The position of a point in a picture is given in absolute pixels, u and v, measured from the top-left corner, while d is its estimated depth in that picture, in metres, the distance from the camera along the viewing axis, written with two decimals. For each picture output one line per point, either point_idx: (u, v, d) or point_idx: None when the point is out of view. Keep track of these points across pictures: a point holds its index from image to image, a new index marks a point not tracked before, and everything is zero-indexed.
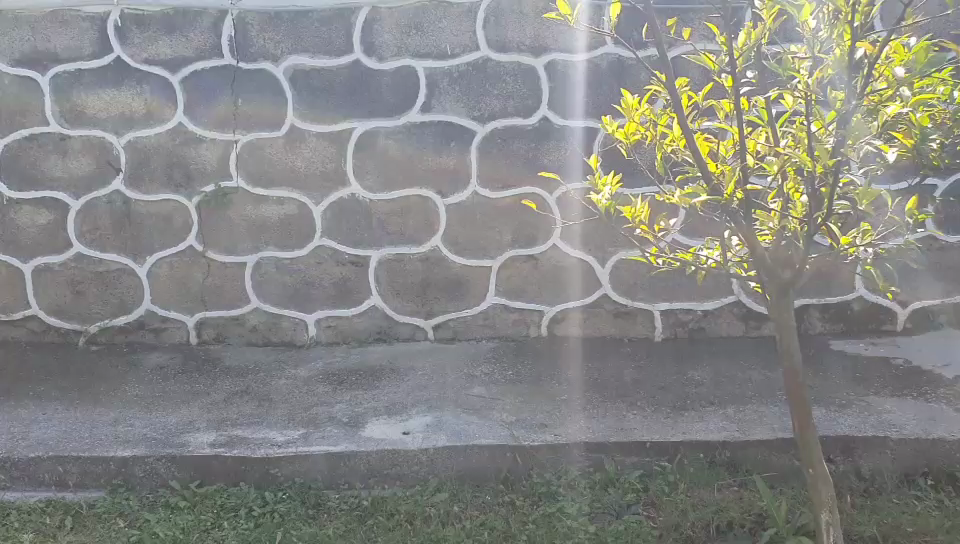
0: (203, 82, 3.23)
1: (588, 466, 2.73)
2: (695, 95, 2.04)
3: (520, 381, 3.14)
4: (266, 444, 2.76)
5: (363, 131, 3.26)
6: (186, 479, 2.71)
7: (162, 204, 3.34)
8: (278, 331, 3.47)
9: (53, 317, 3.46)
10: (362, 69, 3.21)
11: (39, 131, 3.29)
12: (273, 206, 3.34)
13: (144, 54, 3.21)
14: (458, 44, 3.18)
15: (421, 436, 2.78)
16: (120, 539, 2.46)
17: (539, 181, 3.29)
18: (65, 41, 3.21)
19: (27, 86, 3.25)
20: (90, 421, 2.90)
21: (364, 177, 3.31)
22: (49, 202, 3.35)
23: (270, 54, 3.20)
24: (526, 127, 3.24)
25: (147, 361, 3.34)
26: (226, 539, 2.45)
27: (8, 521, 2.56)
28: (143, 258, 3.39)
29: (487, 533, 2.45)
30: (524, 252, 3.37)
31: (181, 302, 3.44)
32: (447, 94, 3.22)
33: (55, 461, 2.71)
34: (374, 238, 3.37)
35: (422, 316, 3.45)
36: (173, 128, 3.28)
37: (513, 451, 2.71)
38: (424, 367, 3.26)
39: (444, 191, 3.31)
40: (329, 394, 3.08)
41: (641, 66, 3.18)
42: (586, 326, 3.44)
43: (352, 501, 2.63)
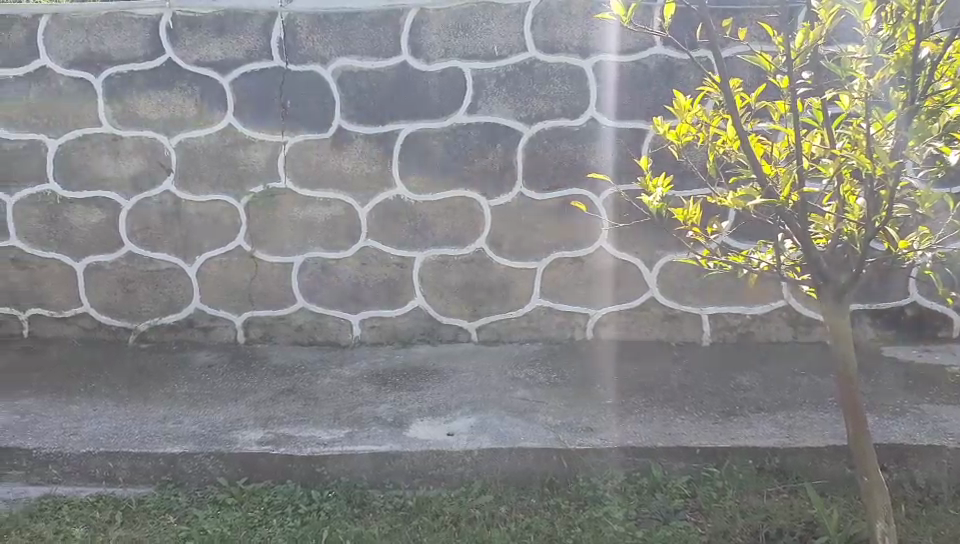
0: (253, 83, 3.27)
1: (634, 471, 2.70)
2: (748, 96, 2.01)
3: (566, 384, 3.12)
4: (312, 442, 2.78)
5: (410, 132, 3.27)
6: (234, 477, 2.74)
7: (211, 204, 3.38)
8: (323, 331, 3.48)
9: (105, 315, 3.51)
10: (410, 70, 3.22)
11: (92, 131, 3.35)
12: (320, 207, 3.36)
13: (195, 56, 3.26)
14: (505, 45, 3.18)
15: (466, 437, 2.78)
16: (169, 534, 2.49)
17: (585, 182, 3.27)
18: (119, 43, 3.27)
19: (81, 88, 3.31)
20: (140, 418, 2.95)
21: (409, 178, 3.32)
22: (101, 201, 3.41)
23: (318, 56, 3.24)
24: (573, 129, 3.23)
25: (195, 359, 3.38)
26: (272, 537, 2.47)
27: (60, 515, 2.61)
28: (193, 257, 3.44)
29: (532, 535, 2.44)
30: (569, 254, 3.35)
31: (228, 302, 3.47)
32: (493, 95, 3.22)
33: (106, 456, 2.76)
34: (419, 239, 3.37)
35: (466, 317, 3.43)
36: (223, 129, 3.31)
37: (558, 454, 2.69)
38: (469, 369, 3.26)
39: (489, 192, 3.31)
40: (374, 394, 3.09)
41: (690, 67, 3.16)
42: (631, 330, 3.41)
43: (397, 501, 2.64)
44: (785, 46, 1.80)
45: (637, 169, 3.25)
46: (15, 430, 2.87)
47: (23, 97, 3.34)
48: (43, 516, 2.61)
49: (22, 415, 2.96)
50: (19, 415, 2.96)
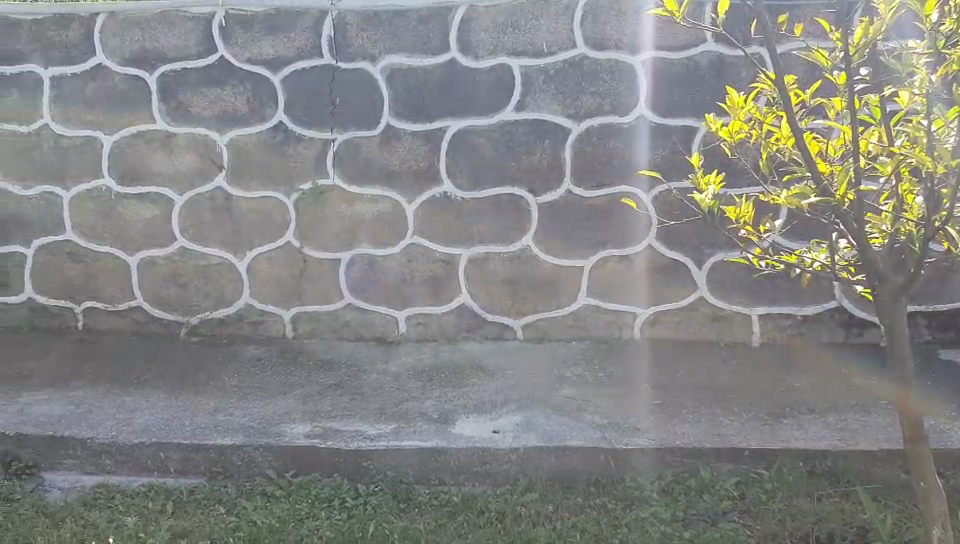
0: (303, 81, 3.30)
1: (681, 471, 2.68)
2: (803, 93, 1.98)
3: (613, 384, 3.10)
4: (359, 437, 2.80)
5: (458, 129, 3.28)
6: (282, 469, 2.77)
7: (262, 201, 3.43)
8: (370, 327, 3.50)
9: (157, 309, 3.57)
10: (458, 68, 3.23)
11: (146, 129, 3.41)
12: (368, 204, 3.39)
13: (247, 54, 3.30)
14: (555, 41, 3.17)
15: (512, 436, 2.77)
16: (219, 525, 2.53)
17: (634, 179, 3.25)
18: (172, 41, 3.32)
19: (136, 85, 3.38)
20: (191, 410, 2.99)
21: (457, 176, 3.32)
22: (155, 197, 3.47)
23: (368, 53, 3.26)
24: (622, 126, 3.21)
25: (244, 353, 3.43)
26: (320, 529, 2.49)
27: (113, 504, 2.66)
28: (243, 252, 3.48)
29: (579, 534, 2.43)
30: (617, 252, 3.33)
31: (277, 297, 3.51)
32: (542, 92, 3.21)
33: (158, 447, 2.81)
34: (466, 236, 3.37)
35: (513, 315, 3.43)
36: (274, 126, 3.35)
37: (605, 453, 2.69)
38: (515, 367, 3.25)
39: (537, 190, 3.30)
40: (420, 390, 3.10)
41: (742, 63, 3.12)
42: (680, 330, 3.38)
43: (442, 497, 2.64)
44: (843, 41, 1.76)
45: (686, 166, 3.22)
46: (70, 420, 2.93)
47: (80, 94, 3.41)
48: (97, 504, 2.67)
49: (77, 406, 3.02)
50: (74, 405, 3.03)
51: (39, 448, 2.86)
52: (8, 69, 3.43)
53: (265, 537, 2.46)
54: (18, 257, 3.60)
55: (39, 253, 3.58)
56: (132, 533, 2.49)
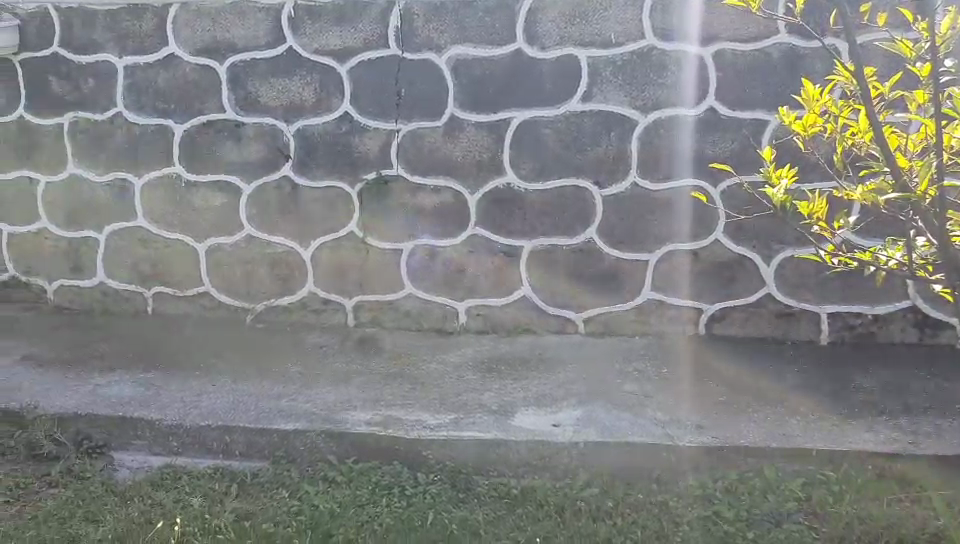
0: (370, 71, 3.32)
1: (745, 470, 2.64)
2: (882, 86, 1.92)
3: (676, 380, 3.06)
4: (418, 425, 2.82)
5: (523, 120, 3.26)
6: (343, 455, 2.80)
7: (327, 190, 3.46)
8: (431, 317, 3.52)
9: (224, 295, 3.64)
10: (524, 59, 3.21)
11: (216, 118, 3.47)
12: (431, 195, 3.40)
13: (315, 44, 3.33)
14: (623, 32, 3.14)
15: (572, 430, 2.76)
16: (282, 508, 2.57)
17: (701, 173, 3.21)
18: (243, 32, 3.37)
19: (207, 75, 3.44)
20: (256, 395, 3.04)
21: (521, 167, 3.31)
22: (223, 185, 3.53)
23: (434, 44, 3.26)
24: (690, 118, 3.17)
25: (307, 340, 3.47)
26: (380, 516, 2.51)
27: (180, 485, 2.71)
28: (307, 241, 3.52)
29: (640, 531, 2.41)
30: (683, 246, 3.28)
31: (340, 285, 3.55)
32: (609, 83, 3.18)
33: (224, 430, 2.86)
34: (529, 228, 3.36)
35: (574, 308, 3.41)
36: (340, 116, 3.38)
37: (667, 450, 2.66)
38: (576, 360, 3.23)
39: (602, 182, 3.27)
40: (480, 381, 3.10)
41: (816, 55, 3.05)
42: (745, 327, 3.32)
43: (501, 489, 2.64)
44: (929, 31, 1.71)
45: (755, 160, 3.16)
46: (139, 402, 3.00)
47: (153, 83, 3.48)
48: (163, 484, 2.72)
49: (146, 388, 3.10)
50: (143, 387, 3.10)
51: (109, 428, 2.94)
52: (85, 58, 3.52)
53: (325, 523, 2.49)
54: (92, 242, 3.70)
55: (111, 238, 3.68)
56: (198, 514, 2.55)
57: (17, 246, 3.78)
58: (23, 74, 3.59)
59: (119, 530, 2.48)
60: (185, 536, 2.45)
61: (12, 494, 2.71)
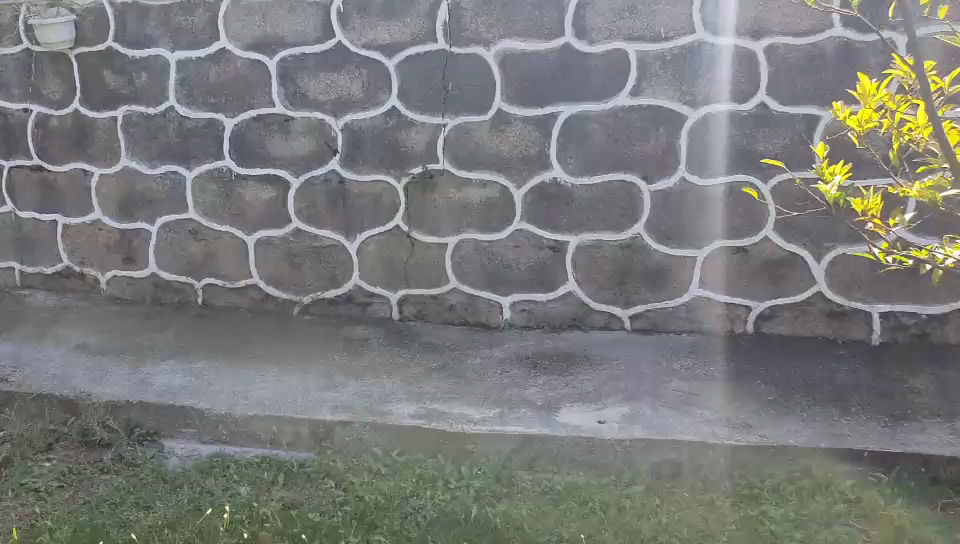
0: (418, 66, 3.33)
1: (793, 470, 2.61)
2: (942, 81, 1.87)
3: (723, 378, 3.03)
4: (463, 420, 2.83)
5: (571, 115, 3.25)
6: (388, 447, 2.82)
7: (374, 184, 3.48)
8: (475, 312, 3.52)
9: (272, 287, 3.69)
10: (573, 53, 3.19)
11: (266, 112, 3.51)
12: (476, 189, 3.40)
13: (363, 39, 3.35)
14: (673, 26, 3.10)
15: (617, 426, 2.75)
16: (327, 498, 2.60)
17: (752, 168, 3.17)
18: (292, 27, 3.40)
19: (257, 69, 3.47)
20: (303, 386, 3.08)
21: (568, 162, 3.30)
22: (272, 179, 3.57)
23: (482, 38, 3.25)
24: (741, 113, 3.13)
25: (353, 332, 3.50)
26: (424, 508, 2.52)
27: (228, 473, 2.75)
28: (354, 234, 3.55)
29: (686, 529, 2.39)
30: (734, 242, 3.25)
31: (386, 279, 3.57)
32: (658, 78, 3.15)
33: (271, 420, 2.90)
34: (575, 223, 3.35)
35: (620, 304, 3.40)
36: (387, 110, 3.40)
37: (714, 449, 2.64)
38: (622, 356, 3.22)
39: (650, 177, 3.25)
40: (525, 376, 3.10)
41: (872, 49, 2.99)
42: (794, 325, 3.28)
43: (545, 484, 2.64)
44: None
45: (807, 155, 3.12)
46: (189, 391, 3.05)
47: (204, 78, 3.53)
48: (213, 473, 2.77)
49: (196, 377, 3.15)
50: (193, 376, 3.16)
51: (160, 416, 2.99)
52: (138, 52, 3.58)
53: (371, 514, 2.51)
54: (144, 233, 3.77)
55: (163, 230, 3.74)
56: (246, 502, 2.58)
57: (72, 237, 3.86)
58: (79, 68, 3.66)
59: (169, 517, 2.53)
60: (232, 524, 2.48)
61: (67, 479, 2.77)
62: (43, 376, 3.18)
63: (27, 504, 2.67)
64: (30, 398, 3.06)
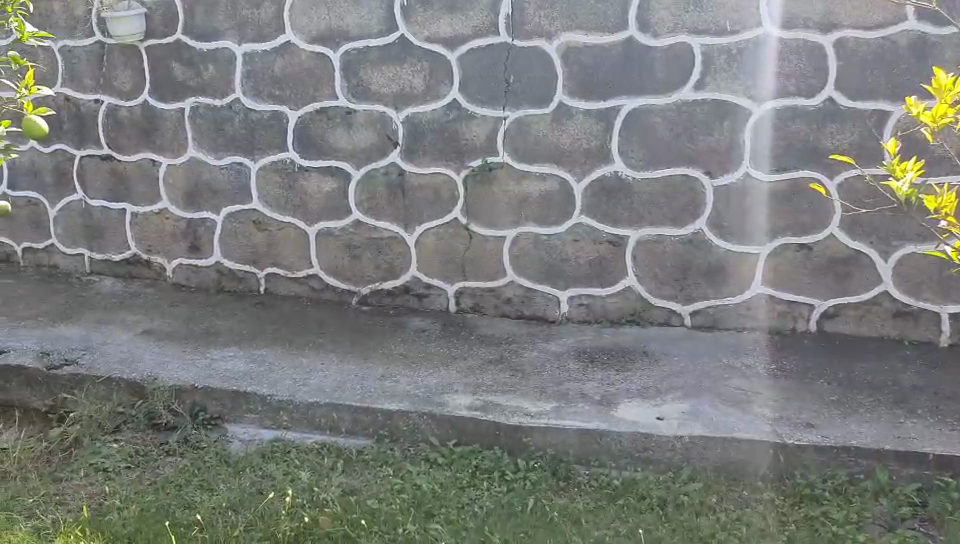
0: (480, 58, 3.33)
1: (856, 471, 2.58)
2: None
3: (784, 377, 2.99)
4: (519, 412, 2.82)
5: (633, 108, 3.23)
6: (444, 437, 2.85)
7: (434, 176, 3.51)
8: (532, 305, 3.53)
9: (332, 277, 3.74)
10: (636, 46, 3.17)
11: (329, 104, 3.56)
12: (536, 183, 3.40)
13: (426, 32, 3.36)
14: (739, 20, 3.06)
15: (677, 422, 2.73)
16: (385, 486, 2.64)
17: (817, 164, 3.12)
18: (356, 20, 3.43)
19: (321, 62, 3.52)
20: (361, 374, 3.11)
21: (629, 156, 3.28)
22: (334, 170, 3.62)
23: (545, 31, 3.24)
24: (807, 108, 3.08)
25: (410, 324, 3.52)
26: (481, 499, 2.55)
27: (289, 458, 2.81)
28: (413, 226, 3.58)
29: (744, 528, 2.38)
30: (798, 240, 3.21)
31: (444, 271, 3.59)
32: (722, 72, 3.12)
33: (331, 407, 2.94)
34: (636, 217, 3.33)
35: (680, 301, 3.38)
36: (448, 103, 3.41)
37: (775, 448, 2.61)
38: (681, 353, 3.19)
39: (712, 171, 3.22)
40: (582, 371, 3.08)
41: (946, 43, 2.92)
42: (858, 325, 3.23)
43: (602, 479, 2.66)
44: None
45: (876, 151, 3.06)
46: (252, 377, 3.11)
47: (270, 70, 3.59)
48: (274, 457, 2.83)
49: (258, 364, 3.21)
50: (256, 362, 3.22)
51: (224, 401, 3.05)
52: (206, 45, 3.65)
53: (427, 502, 2.54)
54: (209, 223, 3.85)
55: (227, 220, 3.82)
56: (307, 486, 2.63)
57: (140, 226, 3.97)
58: (149, 60, 3.75)
59: (232, 499, 2.58)
60: (294, 508, 2.53)
61: (133, 460, 2.86)
62: (111, 358, 3.25)
63: (97, 484, 2.76)
64: (99, 381, 3.13)
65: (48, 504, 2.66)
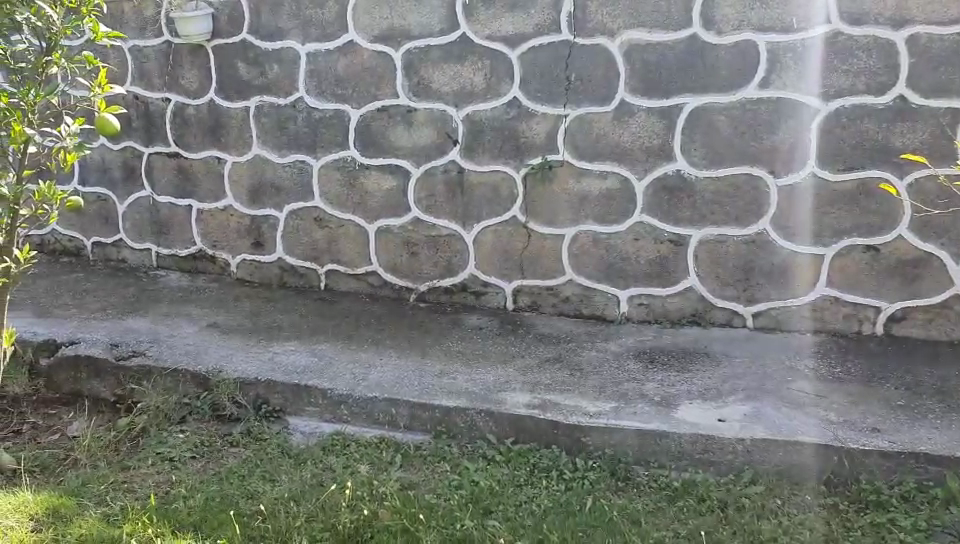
0: (542, 56, 3.33)
1: (924, 478, 2.51)
2: None
3: (849, 380, 2.93)
4: (578, 412, 2.82)
5: (696, 107, 3.20)
6: (502, 435, 2.85)
7: (493, 174, 3.51)
8: (591, 304, 3.51)
9: (391, 274, 3.77)
10: (699, 44, 3.14)
11: (390, 102, 3.59)
12: (596, 181, 3.39)
13: (487, 30, 3.37)
14: (806, 17, 3.01)
15: (738, 424, 2.70)
16: (443, 482, 2.66)
17: (887, 164, 3.05)
18: (418, 19, 3.46)
19: (383, 61, 3.56)
20: (420, 371, 3.14)
21: (691, 154, 3.25)
22: (394, 168, 3.65)
23: (607, 29, 3.23)
24: (876, 106, 3.02)
25: (468, 321, 3.54)
26: (538, 497, 2.56)
27: (348, 452, 2.86)
28: (472, 224, 3.59)
29: (807, 532, 2.35)
30: (865, 241, 3.14)
31: (503, 270, 3.60)
32: (788, 69, 3.07)
33: (389, 402, 2.97)
34: (698, 216, 3.30)
35: (742, 301, 3.33)
36: (509, 101, 3.42)
37: (839, 453, 2.56)
38: (742, 354, 3.15)
39: (776, 171, 3.17)
40: (642, 371, 3.06)
41: None
42: (927, 328, 3.15)
43: (661, 481, 2.64)
44: None
45: (948, 150, 2.99)
46: (313, 371, 3.16)
47: (332, 69, 3.64)
48: (334, 450, 2.87)
49: (319, 358, 3.26)
50: (317, 357, 3.27)
51: (285, 394, 3.10)
52: (271, 45, 3.72)
53: (485, 499, 2.55)
54: (272, 219, 3.91)
55: (290, 217, 3.88)
56: (366, 480, 2.66)
57: (206, 222, 4.05)
58: (215, 60, 3.83)
59: (294, 491, 2.63)
60: (354, 500, 2.56)
61: (198, 451, 2.93)
62: (178, 351, 3.33)
63: (163, 472, 2.83)
64: (165, 372, 3.21)
65: (117, 491, 2.73)
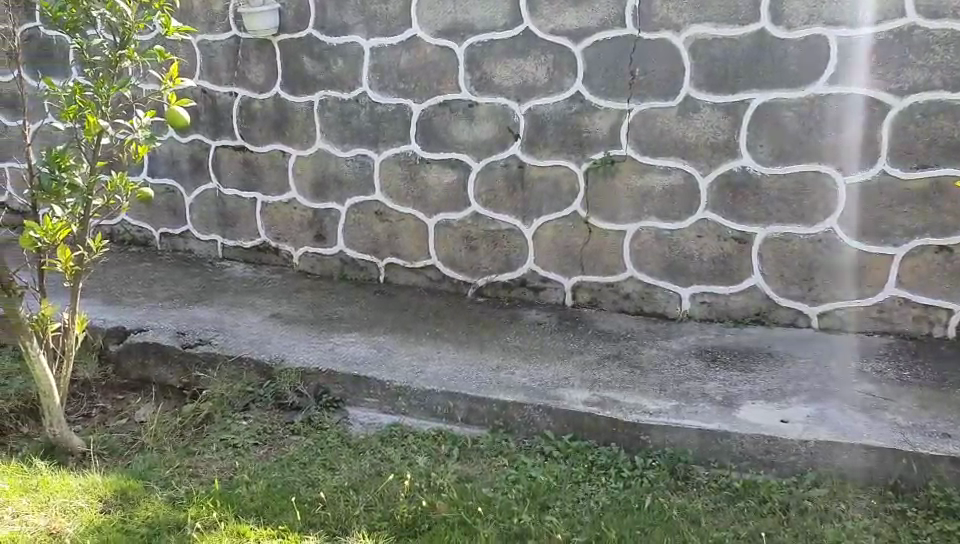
0: (605, 51, 3.31)
1: None
2: None
3: (919, 384, 2.85)
4: (638, 410, 2.80)
5: (763, 102, 3.15)
6: (559, 431, 2.85)
7: (554, 170, 3.50)
8: (651, 302, 3.48)
9: (450, 269, 3.79)
10: (768, 38, 3.08)
11: (452, 97, 3.60)
12: (659, 177, 3.35)
13: (551, 25, 3.36)
14: (880, 11, 2.94)
15: (802, 426, 2.65)
16: (500, 476, 2.66)
17: None
18: (482, 13, 3.46)
19: (446, 55, 3.57)
20: (477, 365, 3.15)
21: (757, 150, 3.20)
22: (455, 162, 3.67)
23: (672, 23, 3.19)
24: (954, 102, 2.93)
25: (527, 316, 3.54)
26: (596, 494, 2.55)
27: (406, 443, 2.88)
28: (532, 220, 3.59)
29: (871, 537, 2.30)
30: (938, 241, 3.06)
31: (562, 265, 3.58)
32: (860, 64, 3.00)
33: (447, 395, 2.98)
34: (763, 214, 3.25)
35: (807, 301, 3.27)
36: (572, 96, 3.41)
37: (907, 457, 2.50)
38: (807, 355, 3.09)
39: (846, 169, 3.10)
40: (702, 370, 3.02)
41: None
42: None
43: (722, 481, 2.60)
44: None
45: None
46: (372, 362, 3.19)
47: (395, 64, 3.67)
48: (392, 441, 2.90)
49: (379, 350, 3.29)
50: (377, 349, 3.30)
51: (345, 384, 3.14)
52: (336, 40, 3.76)
53: (543, 494, 2.55)
54: (334, 213, 3.96)
55: (351, 210, 3.92)
56: (424, 472, 2.68)
57: (270, 214, 4.12)
58: (281, 55, 3.89)
59: (354, 480, 2.66)
60: (412, 491, 2.58)
61: (261, 438, 2.98)
62: (241, 340, 3.40)
63: (227, 458, 2.88)
64: (230, 360, 3.28)
65: (182, 476, 2.79)
